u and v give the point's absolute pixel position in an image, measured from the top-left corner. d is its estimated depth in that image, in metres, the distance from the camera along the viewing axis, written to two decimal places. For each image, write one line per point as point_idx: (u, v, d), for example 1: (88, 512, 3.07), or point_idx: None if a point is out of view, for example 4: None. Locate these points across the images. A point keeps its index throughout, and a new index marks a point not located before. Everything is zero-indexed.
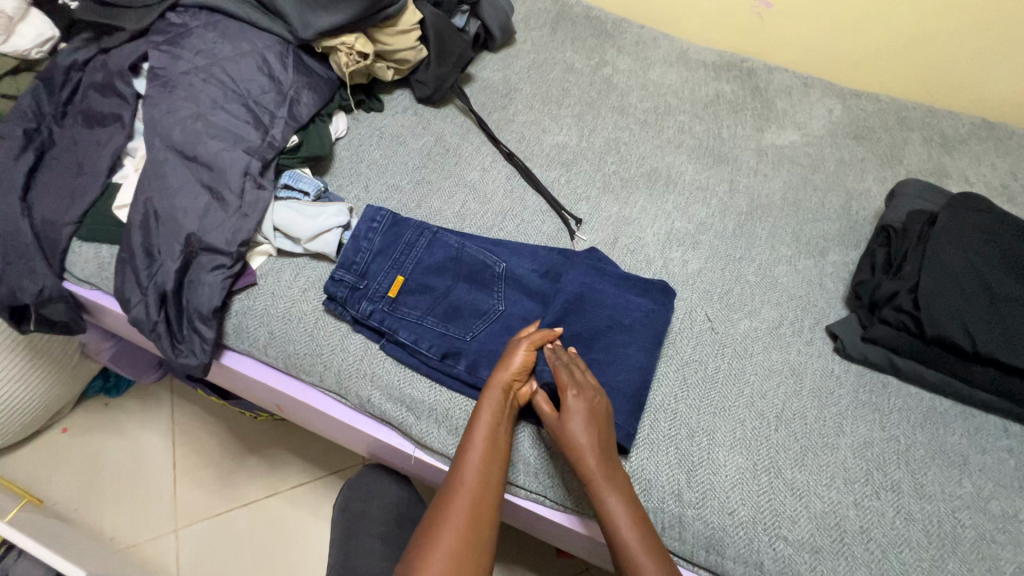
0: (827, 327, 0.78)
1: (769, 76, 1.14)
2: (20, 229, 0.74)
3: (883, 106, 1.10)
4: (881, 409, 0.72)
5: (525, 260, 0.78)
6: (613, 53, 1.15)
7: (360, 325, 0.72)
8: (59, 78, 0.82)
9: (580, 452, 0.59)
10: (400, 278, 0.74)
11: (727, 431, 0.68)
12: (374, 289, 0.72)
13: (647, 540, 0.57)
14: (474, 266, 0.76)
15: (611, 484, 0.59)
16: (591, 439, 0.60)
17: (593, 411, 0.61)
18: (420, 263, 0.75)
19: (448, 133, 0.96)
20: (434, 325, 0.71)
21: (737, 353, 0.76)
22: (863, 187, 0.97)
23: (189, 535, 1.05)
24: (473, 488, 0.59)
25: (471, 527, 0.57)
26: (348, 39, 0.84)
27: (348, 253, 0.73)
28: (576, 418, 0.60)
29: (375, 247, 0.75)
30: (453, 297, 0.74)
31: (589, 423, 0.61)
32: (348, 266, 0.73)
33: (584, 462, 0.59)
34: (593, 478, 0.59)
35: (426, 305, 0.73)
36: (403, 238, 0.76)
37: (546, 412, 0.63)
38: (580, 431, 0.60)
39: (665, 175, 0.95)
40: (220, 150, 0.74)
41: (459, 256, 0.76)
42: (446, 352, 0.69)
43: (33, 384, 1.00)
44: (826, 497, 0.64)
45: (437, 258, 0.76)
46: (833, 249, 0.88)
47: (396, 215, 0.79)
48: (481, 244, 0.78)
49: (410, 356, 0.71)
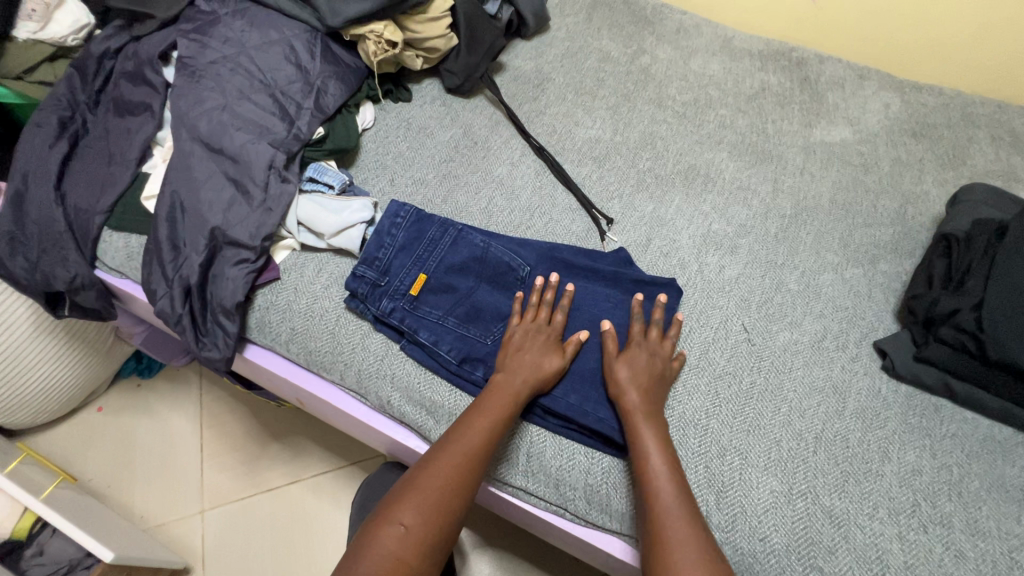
0: (875, 342, 0.73)
1: (820, 67, 1.06)
2: (55, 218, 0.75)
3: (946, 100, 1.02)
4: (933, 435, 0.66)
5: (546, 261, 0.75)
6: (652, 41, 1.09)
7: (381, 324, 0.71)
8: (92, 66, 0.82)
9: (625, 389, 0.63)
10: (421, 277, 0.72)
11: (762, 450, 0.65)
12: (396, 287, 0.71)
13: (675, 473, 0.58)
14: (498, 267, 0.73)
15: (650, 420, 0.61)
16: (637, 382, 0.64)
17: (654, 362, 0.66)
18: (443, 261, 0.73)
19: (477, 125, 0.93)
20: (454, 326, 0.70)
21: (775, 368, 0.71)
22: (921, 190, 0.90)
23: (214, 517, 1.07)
24: (462, 454, 0.59)
25: (456, 487, 0.58)
26: (376, 26, 0.82)
27: (371, 249, 0.72)
28: (631, 362, 0.65)
29: (397, 243, 0.73)
30: (475, 298, 0.72)
31: (640, 369, 0.65)
32: (371, 262, 0.71)
33: (624, 399, 0.63)
34: (633, 411, 0.62)
35: (447, 305, 0.71)
36: (427, 234, 0.74)
37: (608, 347, 0.67)
38: (626, 371, 0.64)
39: (703, 173, 0.90)
40: (246, 142, 0.73)
41: (481, 256, 0.74)
42: (465, 356, 0.68)
43: (68, 366, 1.03)
44: (867, 528, 0.60)
45: (461, 257, 0.73)
46: (884, 258, 0.82)
47: (421, 210, 0.77)
48: (505, 244, 0.76)
49: (429, 358, 0.69)
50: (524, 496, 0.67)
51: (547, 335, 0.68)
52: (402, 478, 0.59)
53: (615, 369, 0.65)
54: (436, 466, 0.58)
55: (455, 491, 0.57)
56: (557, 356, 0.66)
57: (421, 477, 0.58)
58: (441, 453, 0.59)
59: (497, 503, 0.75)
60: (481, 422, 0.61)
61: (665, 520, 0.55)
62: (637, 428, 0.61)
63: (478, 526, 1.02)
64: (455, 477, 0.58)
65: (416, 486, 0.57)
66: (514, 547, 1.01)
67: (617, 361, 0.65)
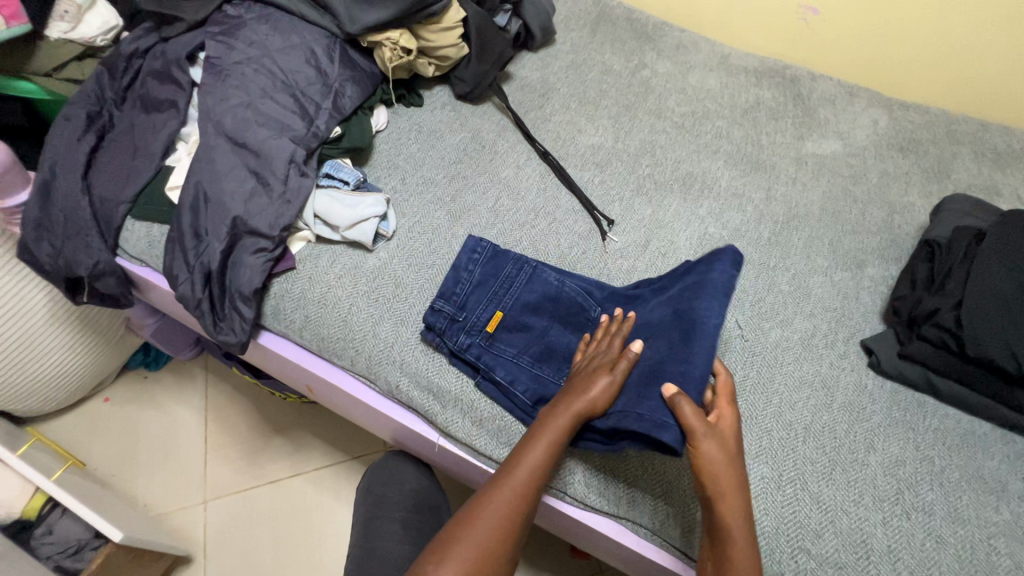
0: (862, 341, 0.77)
1: (812, 84, 1.12)
2: (81, 206, 0.79)
3: (931, 118, 1.07)
4: (916, 428, 0.70)
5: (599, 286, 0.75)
6: (653, 56, 1.14)
7: (456, 358, 0.72)
8: (121, 65, 0.86)
9: (718, 470, 0.57)
10: (498, 314, 0.73)
11: (753, 439, 0.68)
12: (473, 323, 0.72)
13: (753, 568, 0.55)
14: (571, 307, 0.74)
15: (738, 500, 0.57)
16: (724, 459, 0.58)
17: (735, 430, 0.61)
18: (519, 299, 0.74)
19: (485, 130, 0.97)
20: (530, 366, 0.70)
21: (766, 362, 0.74)
22: (907, 201, 0.95)
23: (216, 508, 1.08)
24: (512, 493, 0.57)
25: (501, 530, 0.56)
26: (392, 34, 0.87)
27: (449, 283, 0.74)
28: (723, 445, 0.58)
29: (474, 279, 0.75)
30: (550, 337, 0.72)
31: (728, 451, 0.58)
32: (449, 297, 0.73)
33: (717, 478, 0.57)
34: (721, 501, 0.57)
35: (521, 344, 0.72)
36: (503, 272, 0.76)
37: (700, 425, 0.57)
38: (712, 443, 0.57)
39: (700, 180, 0.94)
40: (268, 138, 0.77)
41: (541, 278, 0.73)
42: (540, 397, 0.68)
43: (80, 353, 1.06)
44: (853, 513, 0.63)
45: (536, 296, 0.74)
46: (872, 263, 0.86)
47: (497, 246, 0.79)
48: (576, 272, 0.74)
49: (502, 395, 0.70)
50: None
51: (602, 362, 0.64)
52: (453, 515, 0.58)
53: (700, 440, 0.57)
54: (489, 504, 0.57)
55: (504, 534, 0.56)
56: (609, 374, 0.62)
57: (475, 515, 0.56)
58: (496, 489, 0.58)
59: None
60: (532, 461, 0.59)
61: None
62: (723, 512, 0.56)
63: None
64: (510, 517, 0.57)
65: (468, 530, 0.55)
66: None
67: (706, 435, 0.57)
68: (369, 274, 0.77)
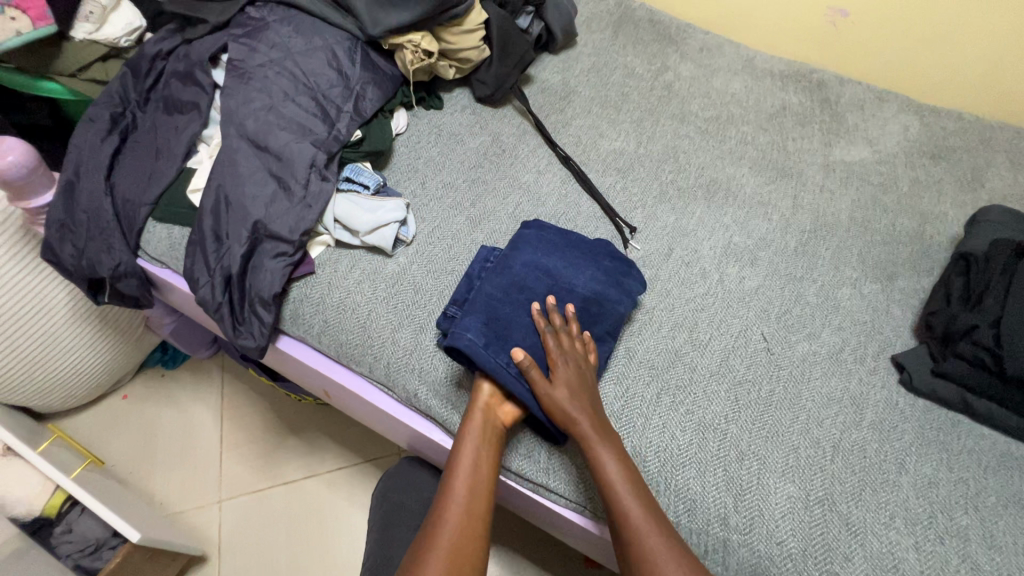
0: (893, 357, 0.74)
1: (840, 88, 1.09)
2: (104, 207, 0.79)
3: (964, 125, 1.04)
4: (949, 449, 0.67)
5: (592, 282, 0.72)
6: (676, 59, 1.12)
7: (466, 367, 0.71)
8: (144, 66, 0.86)
9: (573, 413, 0.62)
10: None
11: (780, 456, 0.66)
12: None
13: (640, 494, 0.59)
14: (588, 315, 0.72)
15: (605, 439, 0.61)
16: (577, 401, 0.63)
17: (578, 370, 0.65)
18: None
19: (505, 134, 0.96)
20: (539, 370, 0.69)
21: (793, 377, 0.72)
22: (939, 211, 0.92)
23: (231, 507, 1.09)
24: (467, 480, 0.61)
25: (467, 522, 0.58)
26: (414, 37, 0.86)
27: (462, 290, 0.73)
28: (564, 384, 0.64)
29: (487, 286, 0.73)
30: None
31: (575, 389, 0.64)
32: (461, 303, 0.72)
33: (575, 423, 0.62)
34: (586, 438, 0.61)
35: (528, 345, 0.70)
36: None
37: (535, 377, 0.64)
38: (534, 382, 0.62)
39: (724, 186, 0.92)
40: (289, 141, 0.76)
41: (518, 271, 0.71)
42: None
43: (99, 351, 1.07)
44: (884, 537, 0.61)
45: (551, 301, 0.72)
46: (902, 275, 0.84)
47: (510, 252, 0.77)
48: (556, 265, 0.72)
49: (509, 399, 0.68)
50: (544, 492, 0.69)
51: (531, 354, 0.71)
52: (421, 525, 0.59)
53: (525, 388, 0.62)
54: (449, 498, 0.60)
55: (473, 526, 0.58)
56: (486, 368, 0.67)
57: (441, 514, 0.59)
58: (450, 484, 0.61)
59: (516, 499, 0.76)
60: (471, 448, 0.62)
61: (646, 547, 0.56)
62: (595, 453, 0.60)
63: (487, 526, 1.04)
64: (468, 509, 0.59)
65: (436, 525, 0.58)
66: (525, 548, 1.03)
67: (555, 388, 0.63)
68: (389, 280, 0.76)
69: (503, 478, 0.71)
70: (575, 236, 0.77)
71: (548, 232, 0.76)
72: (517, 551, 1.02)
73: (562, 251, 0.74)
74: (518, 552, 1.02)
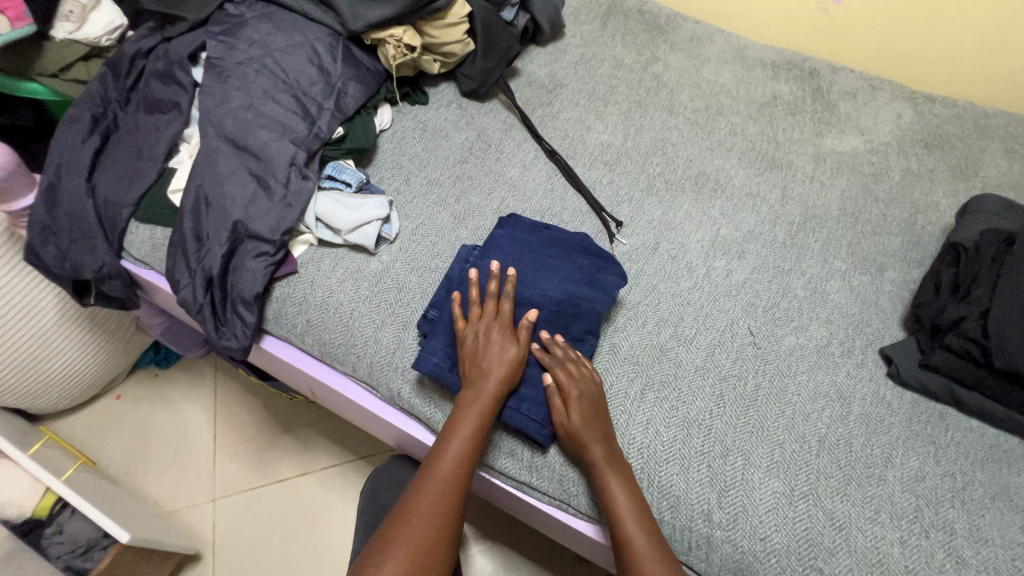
0: (881, 349, 0.73)
1: (832, 77, 1.07)
2: (86, 209, 0.79)
3: (958, 112, 1.02)
4: (937, 442, 0.67)
5: (563, 283, 0.71)
6: (665, 49, 1.11)
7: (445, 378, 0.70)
8: (124, 65, 0.85)
9: (585, 441, 0.62)
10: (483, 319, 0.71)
11: (765, 451, 0.65)
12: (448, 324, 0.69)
13: (636, 502, 0.59)
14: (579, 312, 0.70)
15: (613, 459, 0.61)
16: (594, 430, 0.62)
17: (593, 397, 0.65)
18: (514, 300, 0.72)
19: (491, 128, 0.95)
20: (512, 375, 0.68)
21: (779, 371, 0.72)
22: (931, 201, 0.91)
23: (225, 506, 1.09)
24: (449, 476, 0.60)
25: (438, 521, 0.57)
26: (396, 31, 0.84)
27: (440, 293, 0.72)
28: (579, 413, 0.63)
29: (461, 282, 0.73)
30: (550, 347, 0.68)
31: (591, 419, 0.63)
32: (439, 304, 0.71)
33: (589, 452, 0.61)
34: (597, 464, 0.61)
35: None
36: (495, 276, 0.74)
37: (553, 403, 0.64)
38: (494, 389, 0.63)
39: (713, 178, 0.91)
40: (269, 140, 0.76)
41: (481, 280, 0.71)
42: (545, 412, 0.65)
43: (89, 353, 1.07)
44: (869, 532, 0.60)
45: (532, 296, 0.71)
46: (892, 266, 0.83)
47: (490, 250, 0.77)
48: (525, 269, 0.72)
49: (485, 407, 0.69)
50: (528, 490, 0.68)
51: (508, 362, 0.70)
52: (385, 518, 0.58)
53: (484, 389, 0.63)
54: (424, 491, 0.59)
55: (440, 522, 0.57)
56: (499, 340, 0.66)
57: (410, 505, 0.58)
58: (427, 476, 0.60)
59: (500, 496, 0.76)
60: (459, 439, 0.61)
61: (638, 551, 0.56)
62: (599, 467, 0.61)
63: (478, 523, 1.04)
64: (443, 506, 0.58)
65: (403, 517, 0.57)
66: (517, 543, 1.03)
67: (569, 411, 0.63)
68: (372, 279, 0.76)
69: (485, 475, 0.70)
70: (550, 233, 0.76)
71: (522, 231, 0.76)
72: (509, 546, 1.02)
73: (534, 250, 0.74)
74: (509, 547, 1.02)
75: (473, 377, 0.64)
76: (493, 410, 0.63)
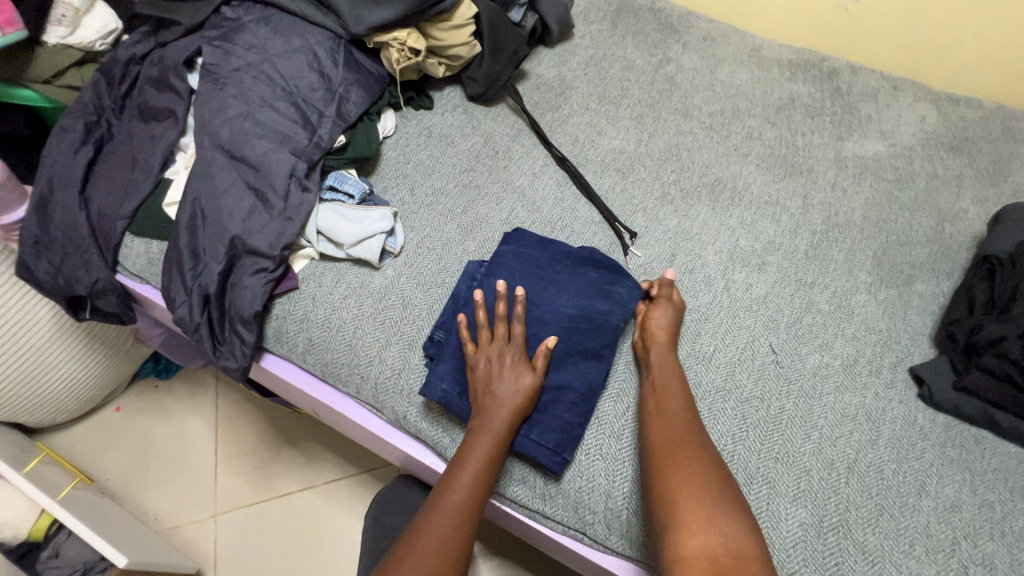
0: (911, 368, 0.70)
1: (852, 77, 1.03)
2: (78, 222, 0.76)
3: (986, 113, 0.98)
4: (973, 469, 0.63)
5: (575, 299, 0.69)
6: (678, 50, 1.07)
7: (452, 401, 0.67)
8: (118, 71, 0.82)
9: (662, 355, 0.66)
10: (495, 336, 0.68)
11: (792, 479, 0.62)
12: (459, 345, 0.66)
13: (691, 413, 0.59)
14: (594, 331, 0.67)
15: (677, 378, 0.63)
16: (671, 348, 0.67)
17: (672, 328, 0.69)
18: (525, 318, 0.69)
19: (498, 134, 0.92)
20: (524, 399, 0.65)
21: (804, 392, 0.68)
22: (960, 208, 0.86)
23: (226, 521, 1.07)
24: (460, 502, 0.57)
25: (447, 551, 0.53)
26: (400, 34, 0.80)
27: (447, 311, 0.69)
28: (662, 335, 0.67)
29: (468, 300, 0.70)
30: (564, 368, 0.65)
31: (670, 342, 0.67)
32: (445, 324, 0.69)
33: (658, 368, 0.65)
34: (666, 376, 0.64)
35: None
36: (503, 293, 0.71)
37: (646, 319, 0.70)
38: (507, 417, 0.60)
39: (730, 186, 0.88)
40: (268, 151, 0.72)
41: (488, 301, 0.68)
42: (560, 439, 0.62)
43: (87, 366, 1.04)
44: (902, 566, 0.57)
45: (544, 314, 0.67)
46: (920, 279, 0.79)
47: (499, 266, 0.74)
48: (533, 286, 0.69)
49: None
50: (540, 519, 0.65)
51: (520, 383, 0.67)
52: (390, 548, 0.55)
53: (495, 415, 0.60)
54: (435, 515, 0.56)
55: (449, 550, 0.54)
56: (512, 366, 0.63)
57: (419, 529, 0.55)
58: (439, 503, 0.56)
59: (511, 522, 0.73)
60: (470, 466, 0.58)
61: (685, 445, 0.55)
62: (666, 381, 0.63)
63: (487, 540, 1.01)
64: (453, 531, 0.55)
65: (411, 543, 0.54)
66: (527, 561, 1.00)
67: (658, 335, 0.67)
68: (376, 295, 0.72)
69: (495, 502, 0.67)
70: (558, 248, 0.73)
71: (529, 246, 0.73)
72: (519, 564, 0.99)
73: (543, 266, 0.71)
74: (519, 565, 0.99)
75: (486, 405, 0.61)
76: (505, 439, 0.60)
